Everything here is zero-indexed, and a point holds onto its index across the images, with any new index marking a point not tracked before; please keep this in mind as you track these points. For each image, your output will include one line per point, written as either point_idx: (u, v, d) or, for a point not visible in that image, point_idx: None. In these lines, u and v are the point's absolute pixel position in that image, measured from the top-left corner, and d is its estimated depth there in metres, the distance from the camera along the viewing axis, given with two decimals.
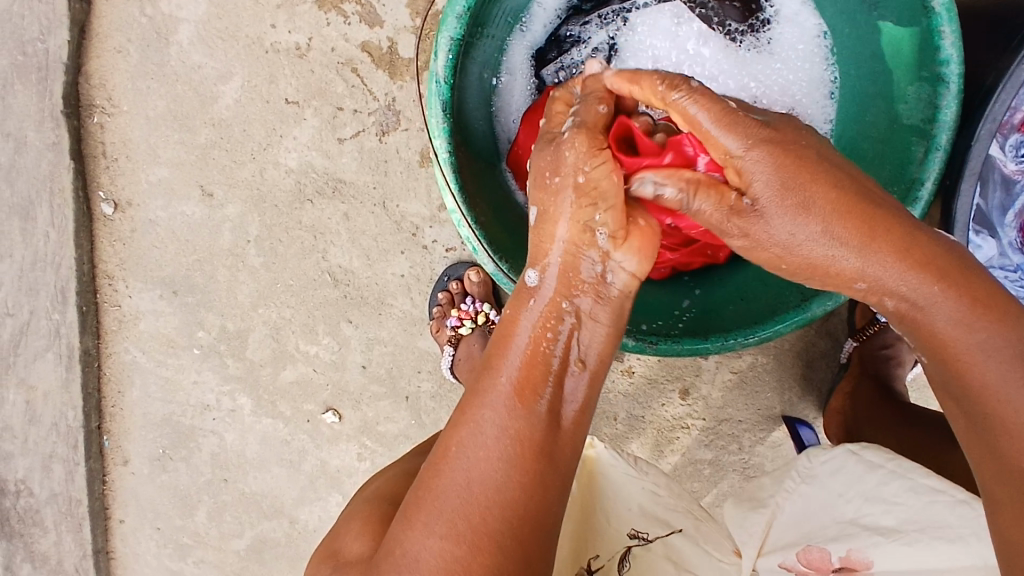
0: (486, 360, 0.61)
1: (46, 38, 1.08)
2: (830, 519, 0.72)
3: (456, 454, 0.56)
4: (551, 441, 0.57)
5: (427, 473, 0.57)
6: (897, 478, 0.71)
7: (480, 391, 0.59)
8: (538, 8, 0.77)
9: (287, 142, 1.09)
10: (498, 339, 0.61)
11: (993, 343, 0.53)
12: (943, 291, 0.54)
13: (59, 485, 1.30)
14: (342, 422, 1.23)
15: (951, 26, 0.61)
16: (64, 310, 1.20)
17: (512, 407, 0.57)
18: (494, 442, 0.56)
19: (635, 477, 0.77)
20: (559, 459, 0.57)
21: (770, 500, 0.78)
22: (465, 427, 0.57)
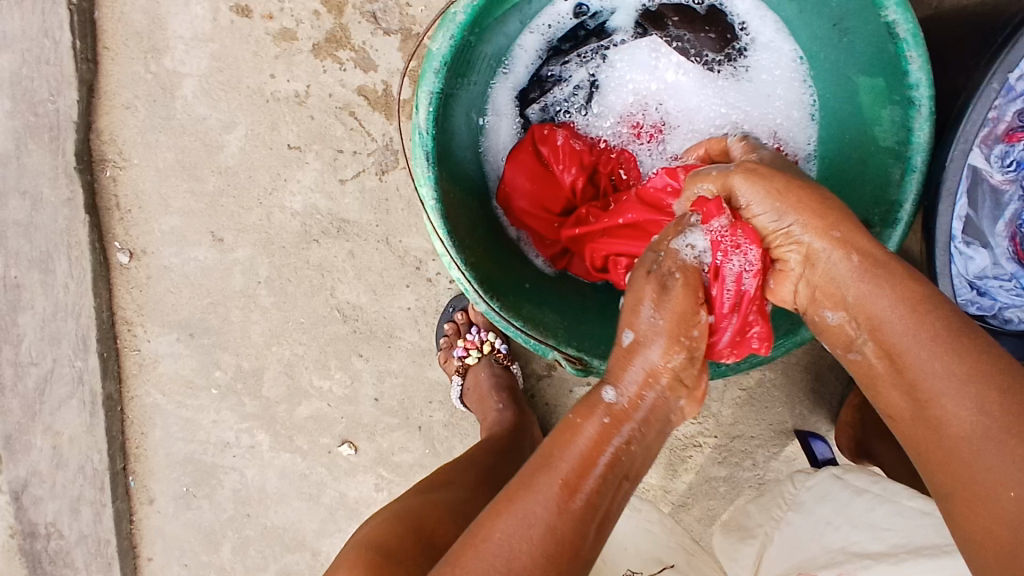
0: (544, 452, 0.57)
1: (55, 98, 1.13)
2: (821, 547, 0.83)
3: (493, 537, 0.53)
4: (584, 547, 0.54)
5: (460, 550, 0.54)
6: (882, 504, 0.83)
7: (530, 480, 0.55)
8: (519, 50, 0.80)
9: (292, 185, 1.13)
10: (561, 429, 0.59)
11: (936, 351, 0.53)
12: (937, 352, 0.53)
13: (88, 527, 1.33)
14: (357, 454, 1.25)
15: (917, 51, 0.63)
16: (86, 358, 1.24)
17: (559, 505, 0.53)
18: (532, 537, 0.52)
19: (631, 515, 0.91)
20: (592, 558, 0.55)
21: (760, 530, 0.94)
22: (507, 514, 0.54)
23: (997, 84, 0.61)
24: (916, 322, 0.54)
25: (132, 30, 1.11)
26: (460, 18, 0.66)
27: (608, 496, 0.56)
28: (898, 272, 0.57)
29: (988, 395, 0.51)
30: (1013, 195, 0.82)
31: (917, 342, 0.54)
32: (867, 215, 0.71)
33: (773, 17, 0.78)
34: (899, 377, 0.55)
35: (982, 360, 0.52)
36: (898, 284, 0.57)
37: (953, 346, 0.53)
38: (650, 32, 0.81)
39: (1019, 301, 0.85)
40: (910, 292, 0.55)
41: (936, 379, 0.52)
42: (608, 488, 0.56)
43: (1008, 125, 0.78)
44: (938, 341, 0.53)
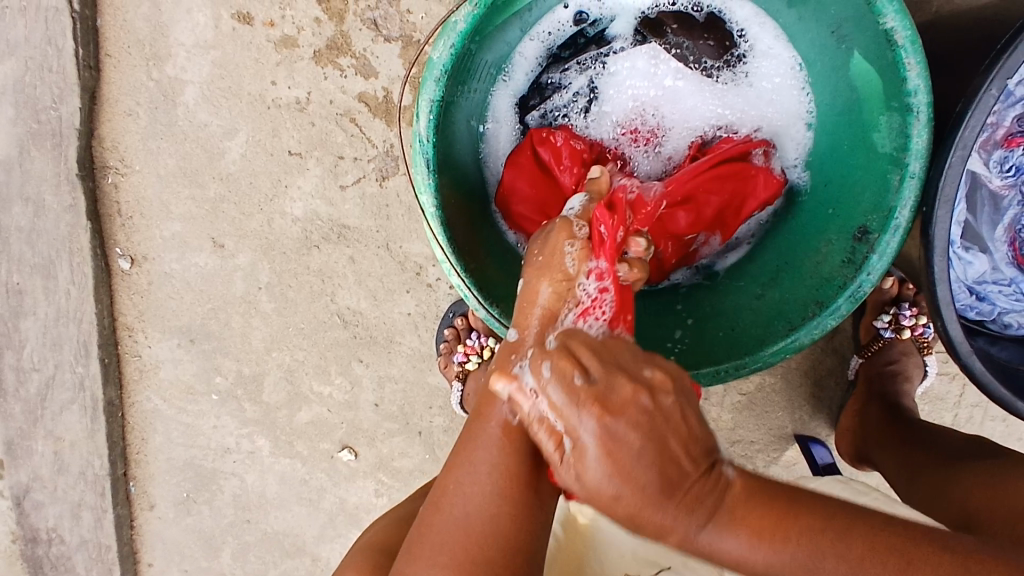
0: (479, 406, 0.63)
1: (58, 105, 1.13)
2: None
3: (453, 489, 0.58)
4: (538, 472, 0.59)
5: (428, 511, 0.59)
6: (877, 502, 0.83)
7: (473, 434, 0.61)
8: (519, 57, 0.80)
9: (292, 192, 1.13)
10: (486, 388, 0.64)
11: (809, 563, 0.49)
12: (814, 548, 0.49)
13: (88, 533, 1.33)
14: (358, 459, 1.25)
15: (916, 57, 0.63)
16: (87, 363, 1.24)
17: (501, 443, 0.59)
18: (484, 475, 0.58)
19: None
20: (546, 491, 0.59)
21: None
22: (460, 467, 0.59)
23: (997, 89, 0.61)
24: (779, 548, 0.50)
25: (133, 38, 1.12)
26: (460, 27, 0.67)
27: None
28: (742, 506, 0.51)
29: (866, 557, 0.48)
30: (1012, 201, 0.82)
31: (822, 574, 0.49)
32: (866, 221, 0.72)
33: (772, 23, 0.78)
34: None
35: (874, 530, 0.50)
36: (756, 512, 0.51)
37: (799, 554, 0.49)
38: (648, 39, 0.81)
39: (1018, 307, 0.85)
40: (751, 514, 0.51)
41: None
42: None
43: (1007, 130, 0.79)
44: (842, 561, 0.49)
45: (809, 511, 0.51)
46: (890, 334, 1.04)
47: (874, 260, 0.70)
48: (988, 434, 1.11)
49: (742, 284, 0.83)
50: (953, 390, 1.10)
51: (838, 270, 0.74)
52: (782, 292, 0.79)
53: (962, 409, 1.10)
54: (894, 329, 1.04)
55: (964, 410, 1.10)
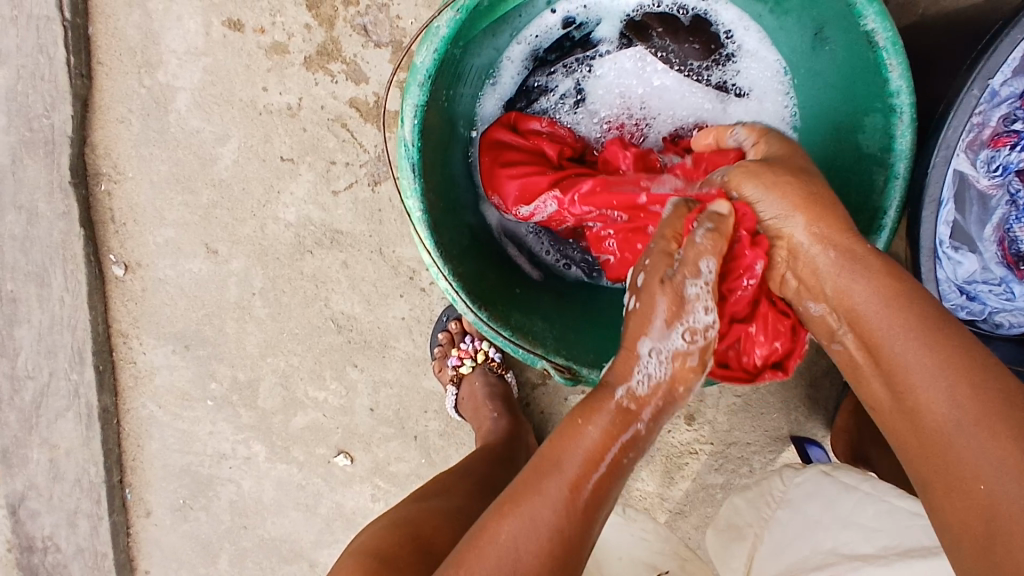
0: (547, 450, 0.59)
1: (50, 113, 1.13)
2: (812, 550, 0.83)
3: (505, 539, 0.54)
4: (588, 538, 0.56)
5: (472, 543, 0.55)
6: (872, 503, 0.83)
7: (535, 482, 0.57)
8: (506, 62, 0.81)
9: (285, 197, 1.14)
10: (563, 431, 0.60)
11: (930, 349, 0.55)
12: (930, 346, 0.55)
13: (85, 540, 1.33)
14: (354, 464, 1.25)
15: (897, 59, 0.63)
16: (81, 370, 1.24)
17: (564, 505, 0.55)
18: (540, 535, 0.54)
19: (624, 525, 0.91)
20: (587, 554, 0.57)
21: (750, 530, 0.94)
22: (514, 515, 0.55)
23: (978, 90, 0.61)
24: (898, 320, 0.57)
25: (125, 45, 1.12)
26: (443, 32, 0.66)
27: (613, 489, 0.58)
28: (882, 268, 0.61)
29: (966, 377, 0.53)
30: (1000, 200, 0.82)
31: (912, 352, 0.56)
32: (853, 222, 0.71)
33: (758, 27, 0.79)
34: (877, 367, 0.59)
35: (1009, 383, 0.53)
36: (891, 288, 0.59)
37: (930, 335, 0.56)
38: (634, 42, 0.81)
39: (1009, 306, 0.85)
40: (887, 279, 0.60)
41: (907, 364, 0.56)
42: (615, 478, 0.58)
43: (994, 129, 0.78)
44: (945, 367, 0.54)
45: (956, 333, 0.56)
46: None
47: None
48: None
49: None
50: None
51: None
52: None
53: None
54: None
55: None
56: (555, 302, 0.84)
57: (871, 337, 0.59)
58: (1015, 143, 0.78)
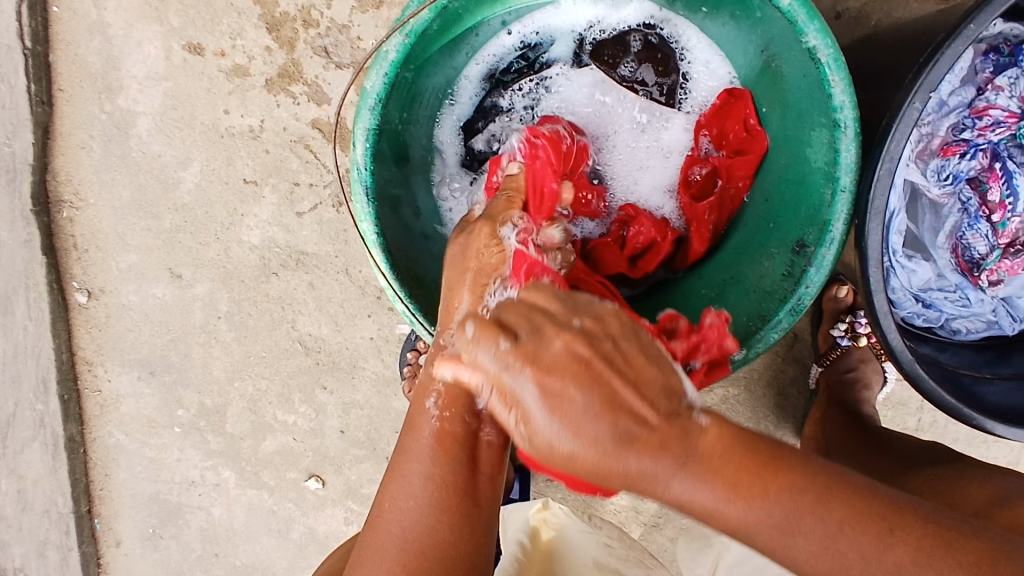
0: (410, 412, 0.62)
1: (10, 141, 1.12)
2: (770, 556, 0.87)
3: (388, 506, 0.56)
4: (475, 482, 0.57)
5: (365, 533, 0.57)
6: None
7: (405, 444, 0.59)
8: (464, 82, 0.84)
9: (249, 220, 1.13)
10: (408, 419, 0.61)
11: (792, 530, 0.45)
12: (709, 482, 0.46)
13: (53, 572, 1.30)
14: (326, 487, 1.24)
15: (839, 74, 0.65)
16: (46, 400, 1.22)
17: (433, 452, 0.58)
18: (420, 489, 0.56)
19: (591, 533, 0.91)
20: (486, 500, 0.57)
21: (716, 539, 0.98)
22: (393, 479, 0.57)
23: (919, 103, 0.62)
24: (748, 507, 0.45)
25: (85, 71, 1.12)
26: (392, 56, 0.68)
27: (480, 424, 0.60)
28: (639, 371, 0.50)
29: (871, 527, 0.45)
30: (952, 208, 0.83)
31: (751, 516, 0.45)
32: (803, 235, 0.72)
33: (707, 41, 0.82)
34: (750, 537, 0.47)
35: (757, 454, 0.47)
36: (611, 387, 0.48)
37: (721, 467, 0.47)
38: (589, 63, 0.84)
39: (965, 313, 0.87)
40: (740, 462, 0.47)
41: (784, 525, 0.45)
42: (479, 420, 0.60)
43: (943, 139, 0.80)
44: (739, 491, 0.46)
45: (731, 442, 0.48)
46: (847, 342, 1.04)
47: (811, 274, 0.69)
48: (951, 437, 1.12)
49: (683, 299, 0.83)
50: (914, 395, 1.11)
51: (780, 284, 0.73)
52: (727, 307, 0.78)
53: (925, 413, 1.12)
54: (851, 336, 1.04)
55: (927, 414, 1.12)
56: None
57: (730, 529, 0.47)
58: (965, 152, 0.79)
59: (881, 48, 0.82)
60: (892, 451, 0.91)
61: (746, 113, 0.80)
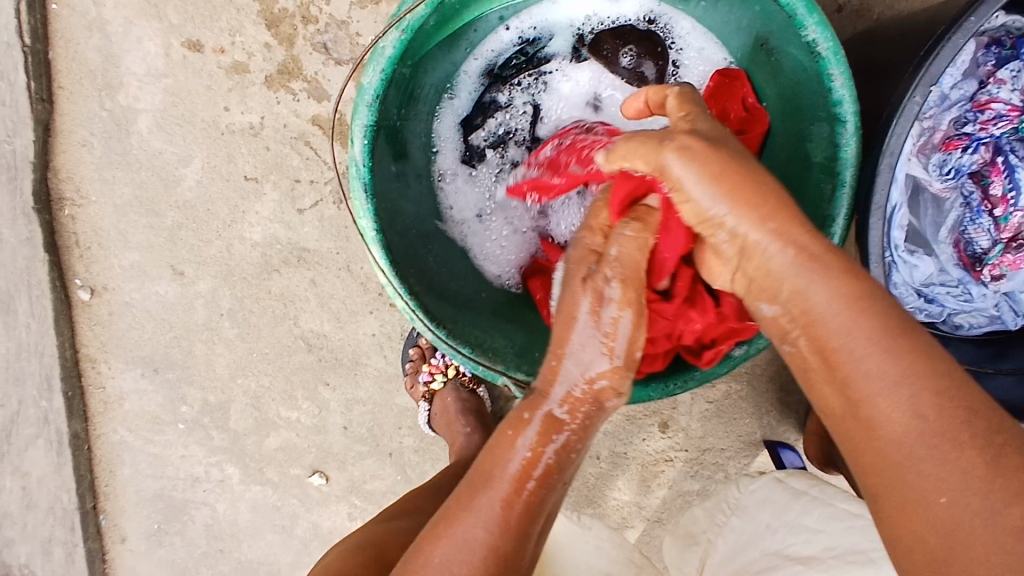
0: (491, 443, 0.61)
1: (11, 139, 1.12)
2: (759, 552, 0.84)
3: (437, 561, 0.55)
4: (526, 558, 0.58)
5: (407, 568, 0.57)
6: (818, 506, 0.85)
7: (477, 489, 0.59)
8: (463, 76, 0.82)
9: (251, 217, 1.13)
10: (480, 466, 0.60)
11: (902, 378, 0.48)
12: (877, 339, 0.49)
13: (58, 569, 1.31)
14: (329, 484, 1.24)
15: (839, 68, 0.64)
16: (50, 398, 1.23)
17: (496, 521, 0.57)
18: (474, 558, 0.55)
19: (581, 535, 0.90)
20: (524, 572, 0.58)
21: (704, 538, 0.96)
22: (444, 539, 0.56)
23: (920, 97, 0.61)
24: (853, 320, 0.50)
25: (85, 68, 1.11)
26: (389, 52, 0.67)
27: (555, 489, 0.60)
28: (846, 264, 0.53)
29: (931, 385, 0.48)
30: (954, 203, 0.82)
31: (868, 358, 0.49)
32: None
33: (699, 27, 0.80)
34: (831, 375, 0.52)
35: (942, 368, 0.49)
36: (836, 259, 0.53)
37: (884, 329, 0.49)
38: (586, 57, 0.83)
39: (968, 308, 0.86)
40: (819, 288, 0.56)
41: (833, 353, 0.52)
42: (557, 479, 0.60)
43: (944, 133, 0.79)
44: (903, 375, 0.48)
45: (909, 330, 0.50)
46: None
47: None
48: None
49: None
50: None
51: None
52: None
53: None
54: None
55: None
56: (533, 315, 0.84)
57: (828, 345, 0.51)
58: (967, 146, 0.78)
59: (884, 40, 0.81)
60: None
61: (744, 93, 0.75)
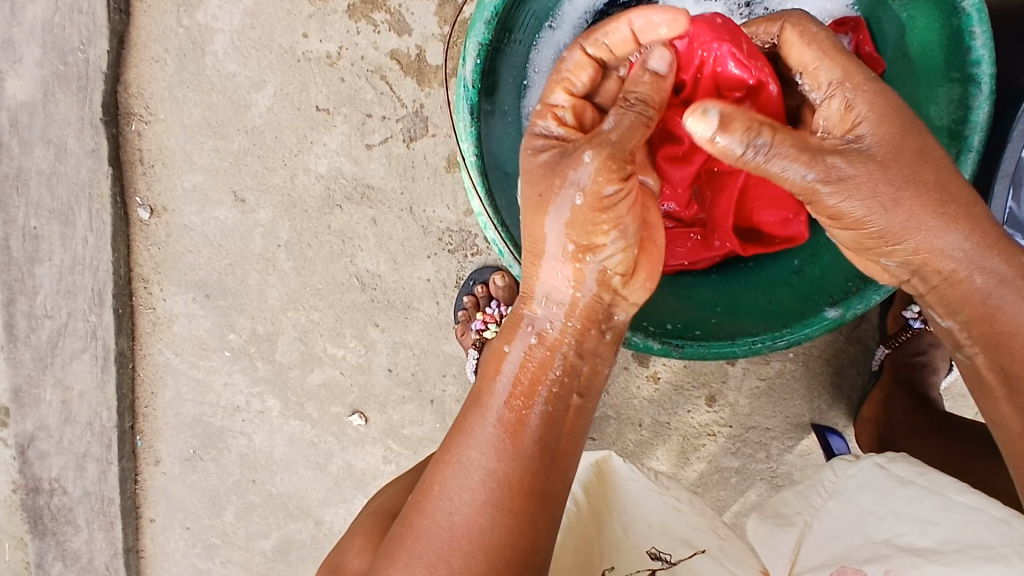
0: (474, 393, 0.64)
1: (85, 48, 1.12)
2: (864, 538, 0.72)
3: (439, 497, 0.58)
4: (541, 479, 0.59)
5: (412, 515, 0.59)
6: (930, 496, 0.72)
7: (469, 429, 0.61)
8: (568, 8, 0.81)
9: (317, 148, 1.13)
10: (471, 402, 0.64)
11: (934, 222, 0.59)
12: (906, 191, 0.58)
13: (91, 484, 1.31)
14: (368, 425, 1.25)
15: (982, 27, 0.64)
16: (100, 313, 1.23)
17: (498, 447, 0.59)
18: (478, 486, 0.57)
19: (658, 493, 0.81)
20: (554, 495, 0.60)
21: (799, 518, 0.82)
22: (449, 467, 0.59)
23: None
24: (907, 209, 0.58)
25: None
26: None
27: (557, 417, 0.62)
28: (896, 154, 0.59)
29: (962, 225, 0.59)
30: None
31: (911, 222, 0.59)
32: None
33: None
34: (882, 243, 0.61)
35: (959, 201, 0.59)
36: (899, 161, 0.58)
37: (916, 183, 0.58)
38: None
39: None
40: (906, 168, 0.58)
41: (913, 220, 0.59)
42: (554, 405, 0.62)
43: None
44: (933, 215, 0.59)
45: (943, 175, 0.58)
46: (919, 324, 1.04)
47: None
48: None
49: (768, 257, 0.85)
50: None
51: None
52: (821, 264, 0.80)
53: None
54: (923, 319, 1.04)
55: None
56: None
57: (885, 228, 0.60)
58: None
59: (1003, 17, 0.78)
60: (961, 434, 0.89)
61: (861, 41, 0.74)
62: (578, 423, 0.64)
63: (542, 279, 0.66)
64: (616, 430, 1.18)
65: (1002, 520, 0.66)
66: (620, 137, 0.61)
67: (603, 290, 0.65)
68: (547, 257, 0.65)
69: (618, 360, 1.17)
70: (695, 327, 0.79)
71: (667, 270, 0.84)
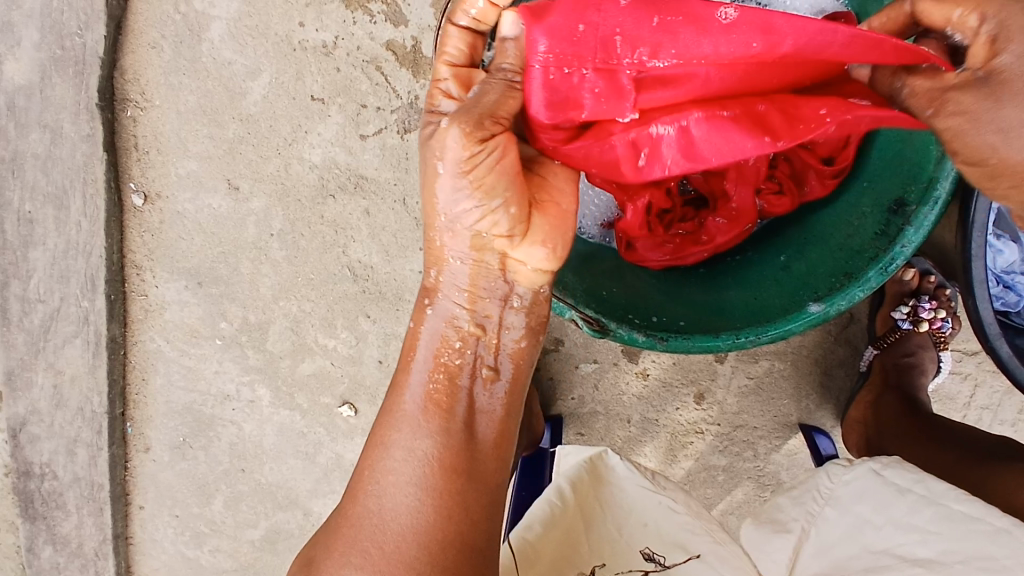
0: (396, 376, 0.67)
1: (83, 32, 1.12)
2: (862, 549, 0.71)
3: (366, 479, 0.61)
4: (463, 455, 0.62)
5: (344, 497, 0.63)
6: (929, 506, 0.70)
7: (392, 412, 0.64)
8: None
9: (312, 138, 1.13)
10: (393, 386, 0.66)
11: None
12: None
13: (81, 470, 1.31)
14: (357, 416, 1.25)
15: None
16: (92, 298, 1.22)
17: (418, 429, 0.63)
18: (401, 466, 0.61)
19: (653, 492, 0.79)
20: (476, 469, 0.62)
21: (795, 524, 0.79)
22: (374, 451, 0.63)
23: None
24: None
25: None
26: None
27: (478, 396, 0.65)
28: None
29: None
30: None
31: None
32: (904, 194, 0.75)
33: None
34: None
35: None
36: None
37: None
38: None
39: None
40: None
41: None
42: (472, 384, 0.65)
43: None
44: None
45: None
46: (908, 325, 1.04)
47: (909, 234, 0.71)
48: None
49: (753, 255, 0.87)
50: (964, 390, 1.09)
51: (870, 243, 0.76)
52: (807, 260, 0.82)
53: (972, 410, 1.09)
54: (912, 320, 1.05)
55: (973, 411, 1.09)
56: (610, 253, 0.88)
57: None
58: None
59: None
60: (958, 442, 0.88)
61: None
62: (500, 400, 0.67)
63: (445, 261, 0.65)
64: (605, 426, 1.18)
65: (1002, 530, 0.65)
66: (487, 103, 0.61)
67: (507, 261, 0.64)
68: (443, 230, 0.63)
69: (607, 356, 1.16)
70: (677, 321, 0.79)
71: (653, 264, 0.84)
